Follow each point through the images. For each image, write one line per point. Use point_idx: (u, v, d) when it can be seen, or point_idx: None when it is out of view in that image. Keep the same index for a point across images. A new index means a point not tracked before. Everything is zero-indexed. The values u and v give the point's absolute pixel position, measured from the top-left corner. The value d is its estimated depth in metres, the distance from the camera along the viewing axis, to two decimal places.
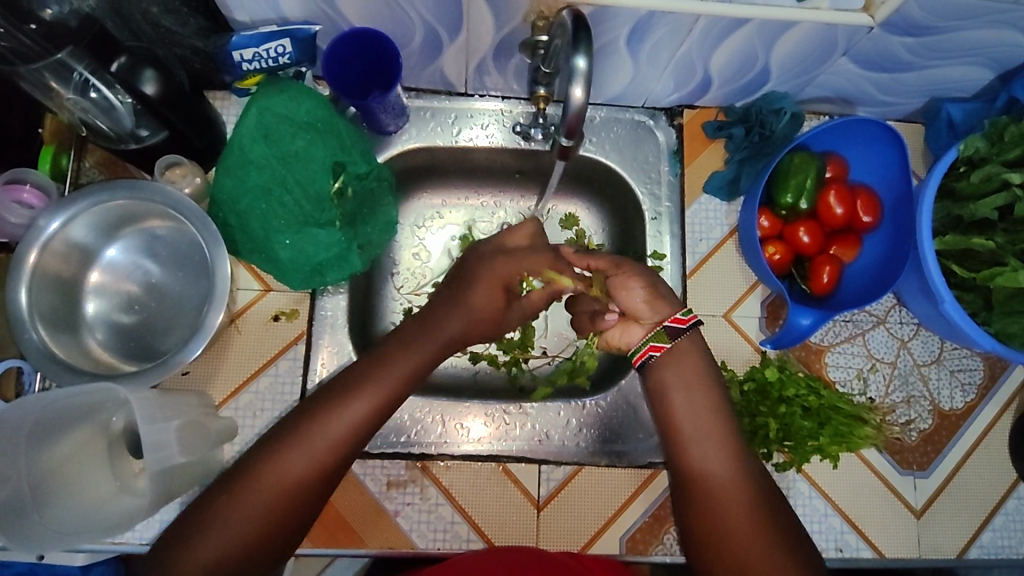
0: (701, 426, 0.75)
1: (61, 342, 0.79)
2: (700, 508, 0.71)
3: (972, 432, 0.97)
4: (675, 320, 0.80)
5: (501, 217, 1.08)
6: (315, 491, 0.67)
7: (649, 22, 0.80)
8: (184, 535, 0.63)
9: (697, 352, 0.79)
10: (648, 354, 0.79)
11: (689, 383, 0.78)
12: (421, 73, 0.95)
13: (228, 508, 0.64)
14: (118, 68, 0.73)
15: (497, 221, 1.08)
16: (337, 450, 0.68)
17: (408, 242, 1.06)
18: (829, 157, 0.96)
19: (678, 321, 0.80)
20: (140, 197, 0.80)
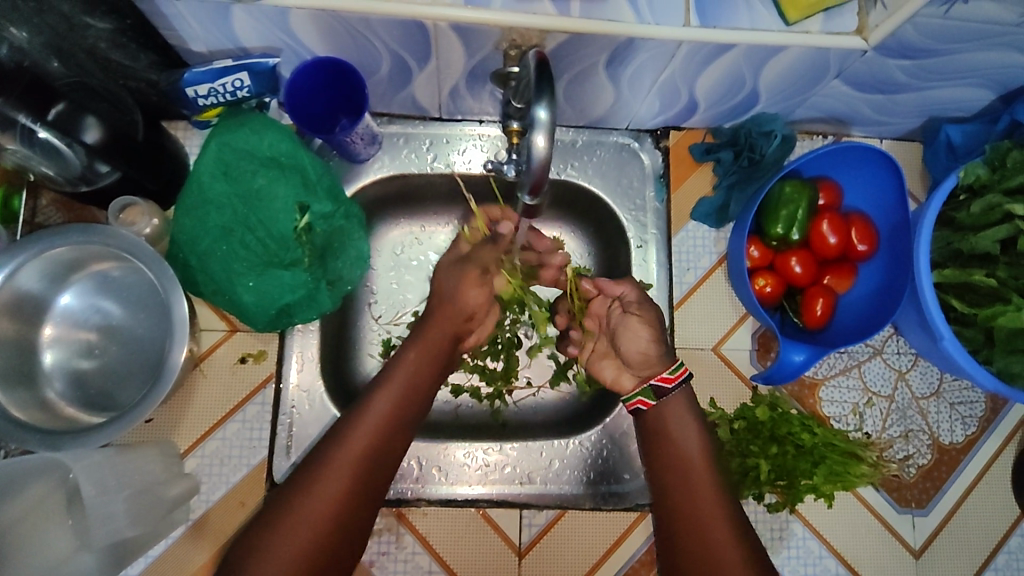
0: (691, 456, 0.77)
1: (15, 397, 0.75)
2: (693, 538, 0.71)
3: (973, 467, 0.93)
4: (662, 379, 0.80)
5: None
6: (365, 492, 0.68)
7: (629, 48, 0.75)
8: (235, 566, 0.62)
9: (685, 405, 0.80)
10: (635, 405, 0.82)
11: (676, 424, 0.79)
12: (393, 99, 0.90)
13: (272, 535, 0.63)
14: (56, 116, 0.71)
15: None
16: (376, 448, 0.71)
17: (379, 271, 1.01)
18: (822, 182, 0.91)
19: (664, 380, 0.80)
20: (92, 241, 0.76)
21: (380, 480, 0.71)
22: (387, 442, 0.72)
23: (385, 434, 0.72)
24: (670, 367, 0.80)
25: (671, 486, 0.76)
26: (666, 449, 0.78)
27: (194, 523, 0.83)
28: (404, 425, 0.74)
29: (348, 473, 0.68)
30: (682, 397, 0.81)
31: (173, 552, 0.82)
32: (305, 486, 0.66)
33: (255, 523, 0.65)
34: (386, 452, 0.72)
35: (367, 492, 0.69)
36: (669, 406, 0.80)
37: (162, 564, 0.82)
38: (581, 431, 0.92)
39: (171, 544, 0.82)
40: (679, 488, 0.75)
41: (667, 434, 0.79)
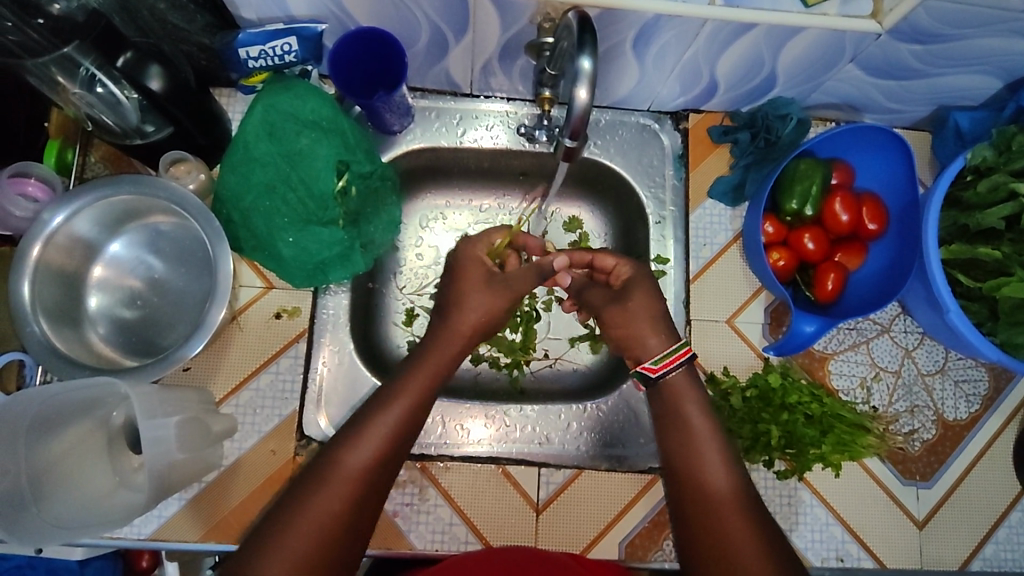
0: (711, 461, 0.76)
1: (63, 336, 0.79)
2: (705, 522, 0.72)
3: (976, 442, 0.96)
4: (646, 368, 0.83)
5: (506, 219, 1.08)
6: (355, 518, 0.68)
7: (656, 25, 0.80)
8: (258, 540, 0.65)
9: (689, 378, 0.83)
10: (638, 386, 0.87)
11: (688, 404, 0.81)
12: (428, 72, 0.95)
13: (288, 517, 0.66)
14: (124, 64, 0.74)
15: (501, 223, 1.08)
16: (371, 471, 0.71)
17: (406, 244, 1.05)
18: (835, 163, 0.95)
19: (647, 370, 0.83)
20: (145, 192, 0.80)
21: (372, 503, 0.71)
22: (382, 467, 0.72)
23: (377, 464, 0.72)
24: (654, 358, 0.83)
25: (684, 473, 0.77)
26: (681, 433, 0.79)
27: (227, 467, 0.87)
28: (398, 454, 0.74)
29: (337, 501, 0.68)
30: (682, 376, 0.83)
31: (209, 492, 0.86)
32: (295, 515, 0.66)
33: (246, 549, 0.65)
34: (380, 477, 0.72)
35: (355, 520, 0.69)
36: (676, 386, 0.82)
37: (194, 504, 0.86)
38: (595, 397, 0.97)
39: (206, 486, 0.86)
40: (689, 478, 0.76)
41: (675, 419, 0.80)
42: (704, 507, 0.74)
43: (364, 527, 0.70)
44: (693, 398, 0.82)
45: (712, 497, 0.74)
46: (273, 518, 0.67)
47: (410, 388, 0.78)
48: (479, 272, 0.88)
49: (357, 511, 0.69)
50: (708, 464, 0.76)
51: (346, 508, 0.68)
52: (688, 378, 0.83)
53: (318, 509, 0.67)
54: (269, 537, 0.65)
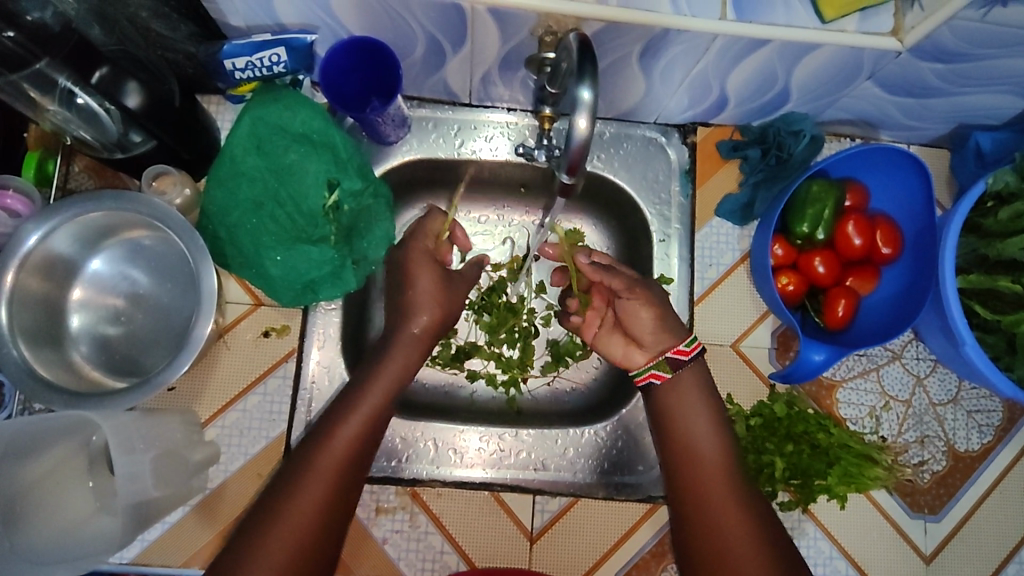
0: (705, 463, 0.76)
1: (43, 358, 0.76)
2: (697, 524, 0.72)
3: (988, 475, 0.93)
4: (679, 351, 0.81)
5: (505, 231, 1.04)
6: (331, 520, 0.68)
7: (663, 40, 0.76)
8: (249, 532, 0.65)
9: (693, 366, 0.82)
10: (648, 380, 0.82)
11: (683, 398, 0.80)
12: (425, 82, 0.91)
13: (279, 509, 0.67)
14: (100, 79, 0.71)
15: (501, 235, 1.03)
16: (347, 470, 0.71)
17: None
18: (849, 184, 0.91)
19: (679, 352, 0.81)
20: (126, 208, 0.77)
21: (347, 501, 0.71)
22: (356, 465, 0.72)
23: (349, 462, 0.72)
24: (685, 340, 0.82)
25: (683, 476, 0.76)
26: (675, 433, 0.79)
27: (212, 491, 0.85)
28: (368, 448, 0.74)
29: (311, 503, 0.68)
30: (692, 367, 0.82)
31: (195, 515, 0.84)
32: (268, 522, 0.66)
33: (224, 553, 0.65)
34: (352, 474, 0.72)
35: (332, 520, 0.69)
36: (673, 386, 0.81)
37: (179, 528, 0.84)
38: (594, 422, 0.93)
39: (190, 510, 0.84)
40: (688, 479, 0.76)
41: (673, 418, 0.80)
42: (701, 510, 0.73)
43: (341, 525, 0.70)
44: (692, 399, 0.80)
45: (712, 499, 0.73)
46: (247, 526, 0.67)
47: (386, 383, 0.78)
48: (433, 269, 0.87)
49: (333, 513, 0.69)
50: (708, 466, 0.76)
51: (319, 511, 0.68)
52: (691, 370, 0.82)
53: (292, 513, 0.67)
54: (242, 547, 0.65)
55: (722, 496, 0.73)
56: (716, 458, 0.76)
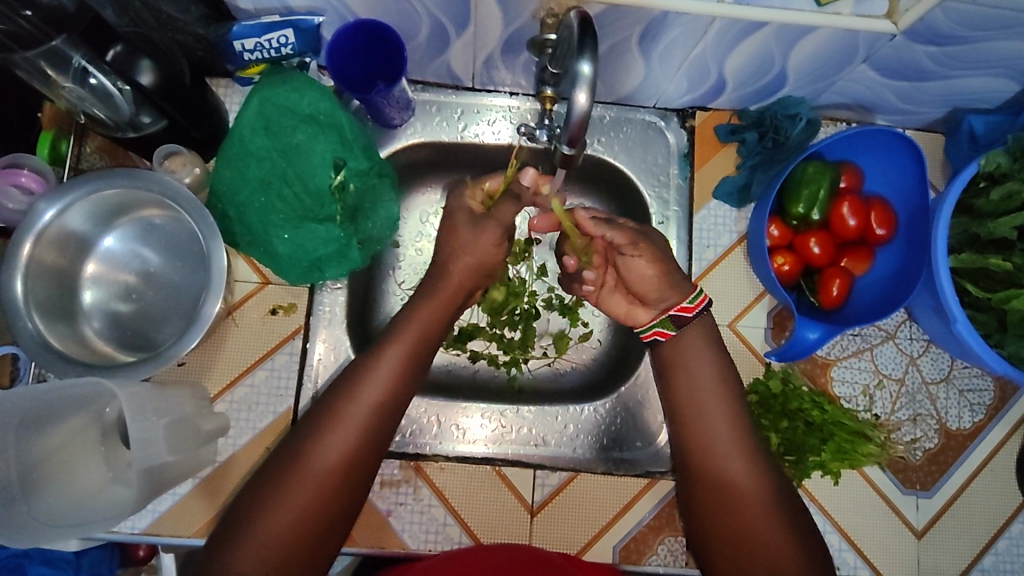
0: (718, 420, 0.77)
1: (57, 332, 0.78)
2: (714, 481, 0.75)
3: (979, 453, 0.95)
4: (682, 309, 0.82)
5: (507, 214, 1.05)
6: (340, 496, 0.69)
7: (663, 22, 0.77)
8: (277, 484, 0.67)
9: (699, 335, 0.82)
10: (654, 336, 0.84)
11: (691, 365, 0.81)
12: (429, 65, 0.93)
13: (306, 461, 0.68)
14: (114, 57, 0.72)
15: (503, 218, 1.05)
16: (371, 426, 0.72)
17: (406, 236, 1.03)
18: (844, 166, 0.93)
19: (684, 309, 0.82)
20: (138, 186, 0.79)
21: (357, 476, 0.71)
22: (376, 423, 0.72)
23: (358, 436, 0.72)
24: (690, 296, 0.83)
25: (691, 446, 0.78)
26: (688, 391, 0.80)
27: (221, 464, 0.87)
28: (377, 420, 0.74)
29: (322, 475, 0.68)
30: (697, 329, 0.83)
31: (199, 490, 0.86)
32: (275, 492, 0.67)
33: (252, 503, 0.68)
34: (370, 447, 0.71)
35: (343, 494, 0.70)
36: (682, 343, 0.82)
37: (189, 499, 0.86)
38: (593, 399, 0.95)
39: (200, 482, 0.86)
40: (704, 437, 0.77)
41: (683, 388, 0.80)
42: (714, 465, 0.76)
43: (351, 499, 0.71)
44: (700, 356, 0.81)
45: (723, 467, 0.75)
46: (253, 490, 0.68)
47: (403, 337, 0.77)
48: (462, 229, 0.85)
49: (343, 489, 0.69)
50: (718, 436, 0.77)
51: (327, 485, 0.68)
52: (699, 337, 0.82)
53: (305, 480, 0.67)
54: (250, 509, 0.66)
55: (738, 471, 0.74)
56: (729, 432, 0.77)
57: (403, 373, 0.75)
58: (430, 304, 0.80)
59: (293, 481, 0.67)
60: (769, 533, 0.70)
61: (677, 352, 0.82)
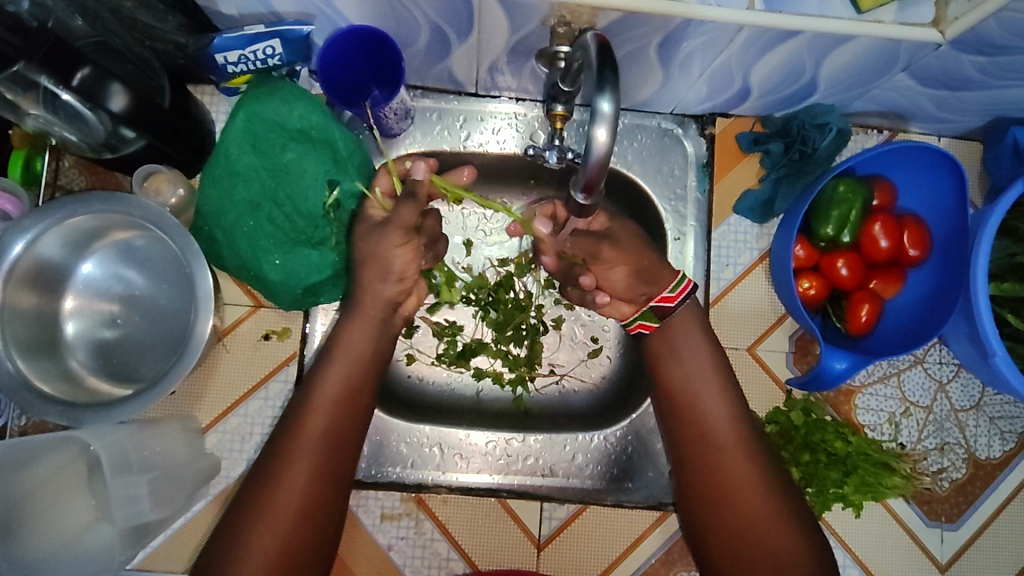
0: (708, 414, 0.74)
1: (39, 369, 0.74)
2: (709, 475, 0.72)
3: (1008, 484, 0.90)
4: (662, 299, 0.77)
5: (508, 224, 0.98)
6: (326, 502, 0.67)
7: (685, 31, 0.70)
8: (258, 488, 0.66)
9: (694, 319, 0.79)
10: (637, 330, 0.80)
11: (685, 352, 0.77)
12: (429, 71, 0.86)
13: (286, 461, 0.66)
14: (82, 81, 0.67)
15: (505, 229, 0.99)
16: (344, 418, 0.70)
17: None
18: (876, 182, 0.86)
19: (665, 300, 0.77)
20: (116, 210, 0.73)
21: (341, 479, 0.69)
22: (348, 414, 0.71)
23: (338, 434, 0.69)
24: (670, 286, 0.77)
25: (688, 443, 0.75)
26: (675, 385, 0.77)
27: (215, 496, 0.83)
28: (354, 414, 0.71)
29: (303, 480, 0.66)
30: (688, 314, 0.79)
31: (193, 525, 0.82)
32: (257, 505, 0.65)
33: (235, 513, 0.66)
34: (346, 437, 0.70)
35: (329, 502, 0.67)
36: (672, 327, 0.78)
37: (182, 534, 0.82)
38: (604, 425, 0.91)
39: (193, 516, 0.82)
40: (693, 431, 0.74)
41: (680, 380, 0.77)
42: (707, 458, 0.73)
43: (340, 505, 0.69)
44: (691, 345, 0.78)
45: (720, 458, 0.72)
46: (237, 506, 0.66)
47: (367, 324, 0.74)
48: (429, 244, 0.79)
49: (328, 494, 0.67)
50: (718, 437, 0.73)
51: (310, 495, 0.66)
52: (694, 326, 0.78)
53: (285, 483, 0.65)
54: (238, 523, 0.65)
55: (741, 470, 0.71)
56: (728, 426, 0.74)
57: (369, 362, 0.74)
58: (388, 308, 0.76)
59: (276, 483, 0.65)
60: (769, 519, 0.69)
61: (668, 344, 0.78)
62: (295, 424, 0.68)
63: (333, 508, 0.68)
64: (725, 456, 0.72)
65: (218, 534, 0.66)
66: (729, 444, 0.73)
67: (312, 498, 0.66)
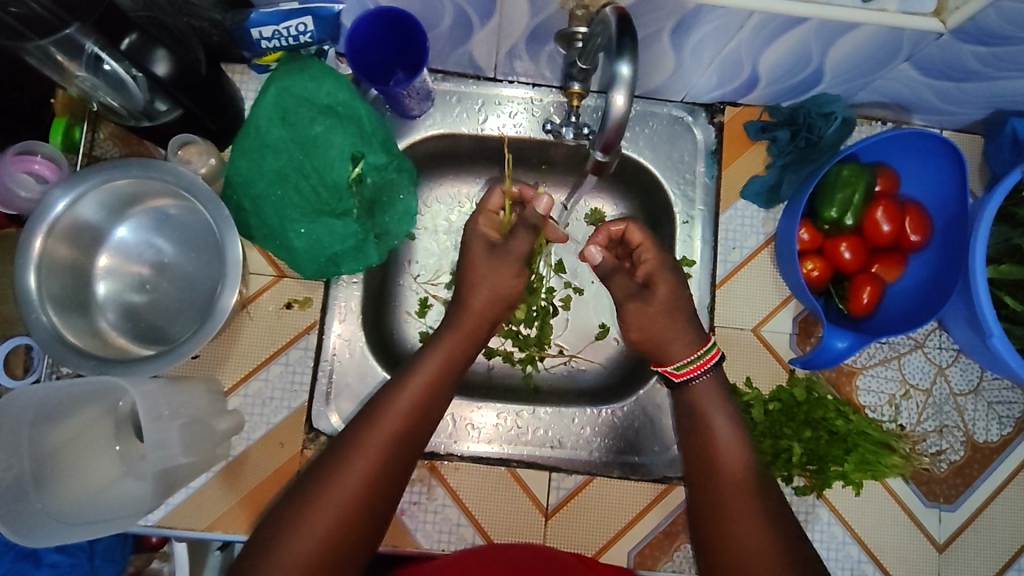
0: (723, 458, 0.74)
1: (71, 324, 0.77)
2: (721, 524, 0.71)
3: (1005, 466, 0.93)
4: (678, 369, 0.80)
5: None
6: (385, 491, 0.67)
7: (697, 17, 0.74)
8: (322, 473, 0.66)
9: (717, 390, 0.79)
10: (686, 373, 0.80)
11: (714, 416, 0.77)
12: (450, 55, 0.90)
13: (354, 458, 0.67)
14: (129, 46, 0.70)
15: None
16: (410, 431, 0.71)
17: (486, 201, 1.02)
18: (880, 169, 0.89)
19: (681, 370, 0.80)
20: (152, 176, 0.77)
21: (398, 474, 0.69)
22: (413, 431, 0.71)
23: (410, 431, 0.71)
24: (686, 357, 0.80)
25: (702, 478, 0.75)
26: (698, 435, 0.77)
27: (234, 459, 0.86)
28: (425, 419, 0.73)
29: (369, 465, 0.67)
30: (709, 382, 0.79)
31: (214, 485, 0.85)
32: (318, 484, 0.65)
33: (287, 500, 0.65)
34: (409, 446, 0.71)
35: (384, 490, 0.68)
36: (696, 393, 0.79)
37: (204, 492, 0.85)
38: (612, 401, 0.94)
39: (214, 475, 0.85)
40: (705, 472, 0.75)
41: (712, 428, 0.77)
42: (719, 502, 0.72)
43: (381, 518, 0.68)
44: (717, 406, 0.78)
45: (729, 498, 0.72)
46: (292, 496, 0.65)
47: (444, 348, 0.78)
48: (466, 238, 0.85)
49: (386, 482, 0.68)
50: (720, 459, 0.74)
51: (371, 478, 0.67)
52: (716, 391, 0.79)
53: (348, 475, 0.66)
54: (292, 510, 0.64)
55: (732, 500, 0.72)
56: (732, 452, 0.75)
57: (443, 381, 0.76)
58: (466, 325, 0.81)
59: (337, 479, 0.65)
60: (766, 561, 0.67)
61: (698, 393, 0.79)
62: (367, 422, 0.70)
63: (384, 499, 0.68)
64: (726, 488, 0.73)
65: (267, 518, 0.65)
66: (730, 476, 0.73)
67: (373, 482, 0.67)
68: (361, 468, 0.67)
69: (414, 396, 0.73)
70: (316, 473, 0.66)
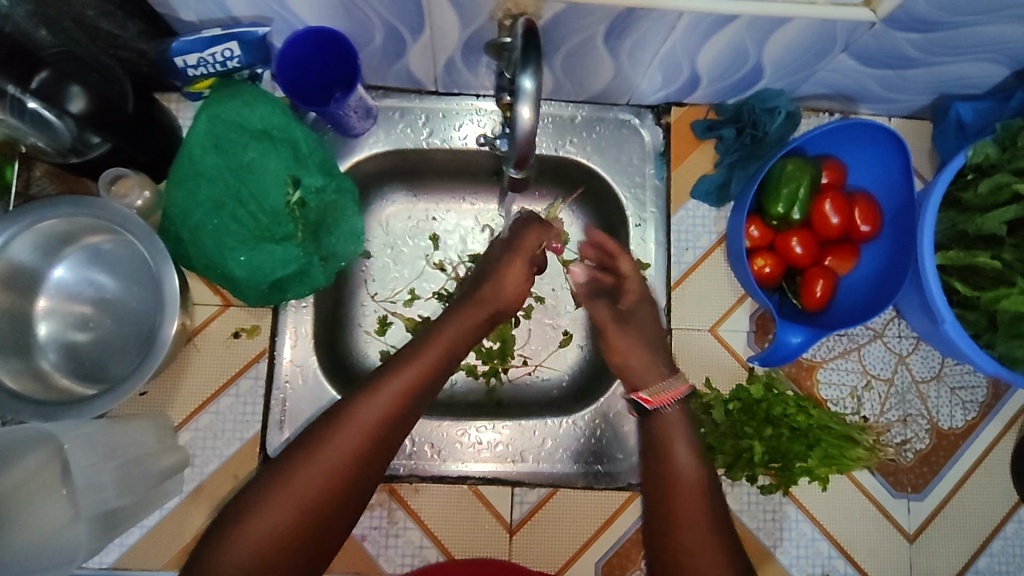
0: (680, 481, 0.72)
1: (7, 368, 0.76)
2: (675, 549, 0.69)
3: (971, 453, 0.92)
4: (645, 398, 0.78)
5: (448, 222, 1.00)
6: (346, 493, 0.66)
7: (628, 20, 0.73)
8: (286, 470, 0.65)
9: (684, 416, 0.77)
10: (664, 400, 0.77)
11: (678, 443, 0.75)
12: (388, 71, 0.89)
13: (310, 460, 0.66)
14: (41, 85, 0.70)
15: (456, 229, 1.00)
16: (385, 433, 0.69)
17: (444, 214, 1.01)
18: (827, 161, 0.89)
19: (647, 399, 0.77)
20: (85, 213, 0.76)
21: (369, 478, 0.69)
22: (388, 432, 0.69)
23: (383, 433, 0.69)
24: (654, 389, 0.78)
25: (653, 483, 0.73)
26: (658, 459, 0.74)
27: (189, 493, 0.84)
28: (398, 429, 0.70)
29: (330, 469, 0.66)
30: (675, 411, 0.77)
31: (171, 519, 0.83)
32: (276, 483, 0.65)
33: (248, 488, 0.66)
34: (380, 447, 0.69)
35: (342, 503, 0.66)
36: (664, 417, 0.76)
37: (157, 531, 0.83)
38: (573, 411, 0.92)
39: (168, 512, 0.83)
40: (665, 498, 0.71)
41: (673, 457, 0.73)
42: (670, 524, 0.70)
43: (344, 521, 0.67)
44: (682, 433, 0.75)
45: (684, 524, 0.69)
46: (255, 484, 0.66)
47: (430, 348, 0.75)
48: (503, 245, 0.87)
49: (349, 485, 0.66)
50: (682, 485, 0.72)
51: (333, 482, 0.66)
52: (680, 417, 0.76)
53: (306, 477, 0.65)
54: (250, 500, 0.64)
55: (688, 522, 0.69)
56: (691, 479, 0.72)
57: (424, 385, 0.73)
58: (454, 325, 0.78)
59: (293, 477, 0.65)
60: None
61: (666, 419, 0.76)
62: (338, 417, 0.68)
63: (351, 502, 0.67)
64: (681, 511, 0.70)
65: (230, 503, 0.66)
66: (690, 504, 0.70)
67: (333, 483, 0.66)
68: (322, 473, 0.65)
69: (392, 399, 0.70)
70: (277, 468, 0.66)
